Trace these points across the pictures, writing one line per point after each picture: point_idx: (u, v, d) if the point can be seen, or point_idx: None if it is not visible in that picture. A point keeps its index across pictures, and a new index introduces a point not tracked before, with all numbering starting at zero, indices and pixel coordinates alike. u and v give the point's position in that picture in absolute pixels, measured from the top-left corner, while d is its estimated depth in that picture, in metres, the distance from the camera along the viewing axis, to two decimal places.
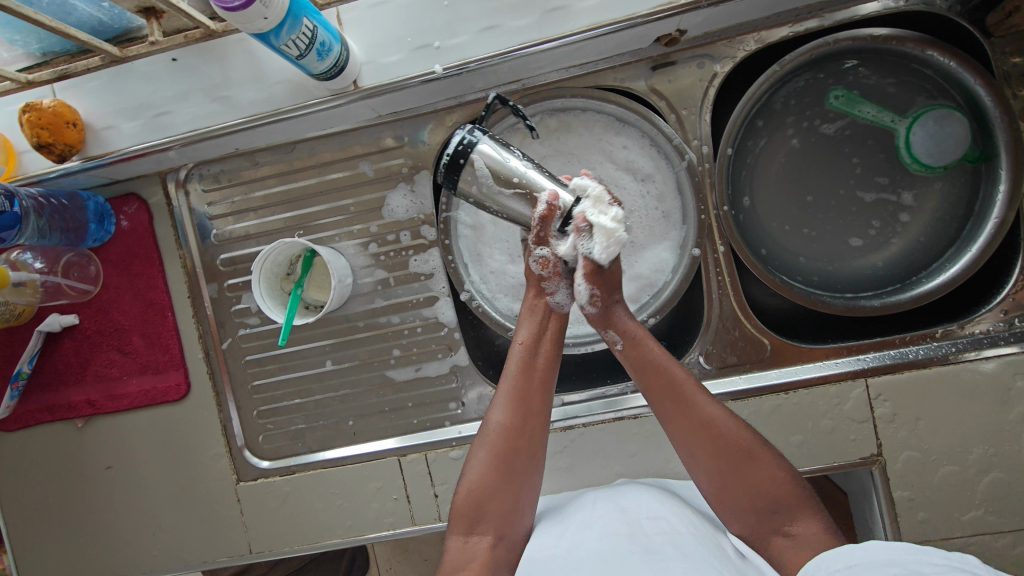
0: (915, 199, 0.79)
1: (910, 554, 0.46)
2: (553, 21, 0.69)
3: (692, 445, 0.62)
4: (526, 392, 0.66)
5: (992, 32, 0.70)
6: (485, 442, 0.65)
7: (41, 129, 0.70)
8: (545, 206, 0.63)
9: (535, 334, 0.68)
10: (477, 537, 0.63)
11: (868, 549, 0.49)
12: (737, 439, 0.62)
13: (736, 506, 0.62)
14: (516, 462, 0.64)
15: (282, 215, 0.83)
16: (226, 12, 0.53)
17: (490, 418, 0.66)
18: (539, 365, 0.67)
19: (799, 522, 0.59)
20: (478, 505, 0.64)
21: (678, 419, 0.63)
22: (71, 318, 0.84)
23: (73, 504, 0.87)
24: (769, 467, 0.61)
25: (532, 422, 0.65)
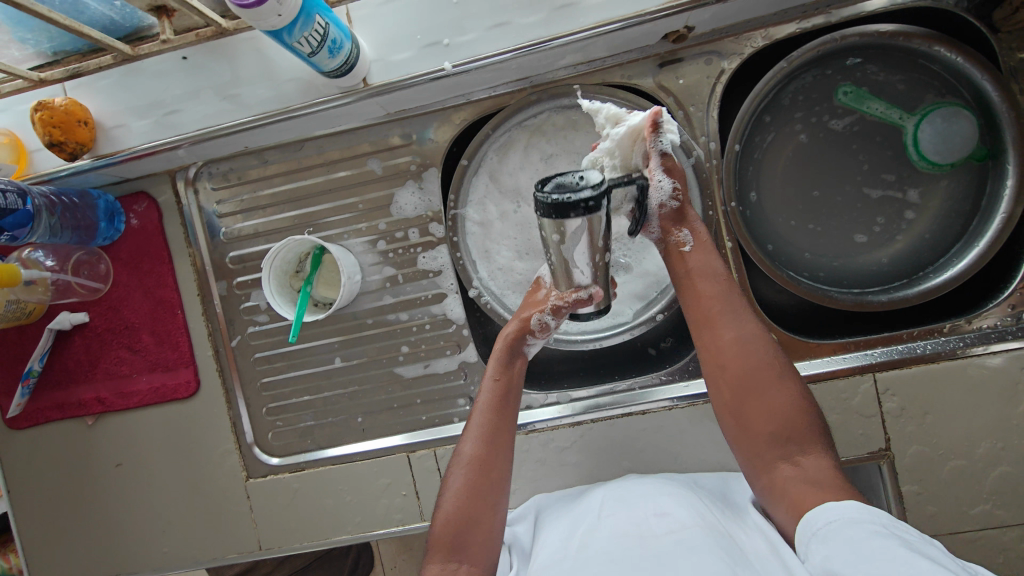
0: (922, 195, 0.79)
1: (887, 519, 0.53)
2: (562, 18, 0.69)
3: (727, 366, 0.65)
4: (496, 424, 0.69)
5: (999, 27, 0.70)
6: (458, 471, 0.68)
7: (54, 128, 0.70)
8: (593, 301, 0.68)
9: (508, 370, 0.72)
10: (455, 562, 0.63)
11: (846, 507, 0.55)
12: (767, 366, 0.65)
13: (753, 425, 0.64)
14: (487, 490, 0.67)
15: (290, 213, 0.84)
16: (241, 9, 0.53)
17: (463, 449, 0.69)
18: (506, 397, 0.70)
19: (809, 455, 0.62)
20: (455, 531, 0.65)
21: (721, 325, 0.67)
22: (82, 315, 0.85)
23: (83, 501, 0.87)
24: (786, 398, 0.64)
25: (501, 451, 0.68)
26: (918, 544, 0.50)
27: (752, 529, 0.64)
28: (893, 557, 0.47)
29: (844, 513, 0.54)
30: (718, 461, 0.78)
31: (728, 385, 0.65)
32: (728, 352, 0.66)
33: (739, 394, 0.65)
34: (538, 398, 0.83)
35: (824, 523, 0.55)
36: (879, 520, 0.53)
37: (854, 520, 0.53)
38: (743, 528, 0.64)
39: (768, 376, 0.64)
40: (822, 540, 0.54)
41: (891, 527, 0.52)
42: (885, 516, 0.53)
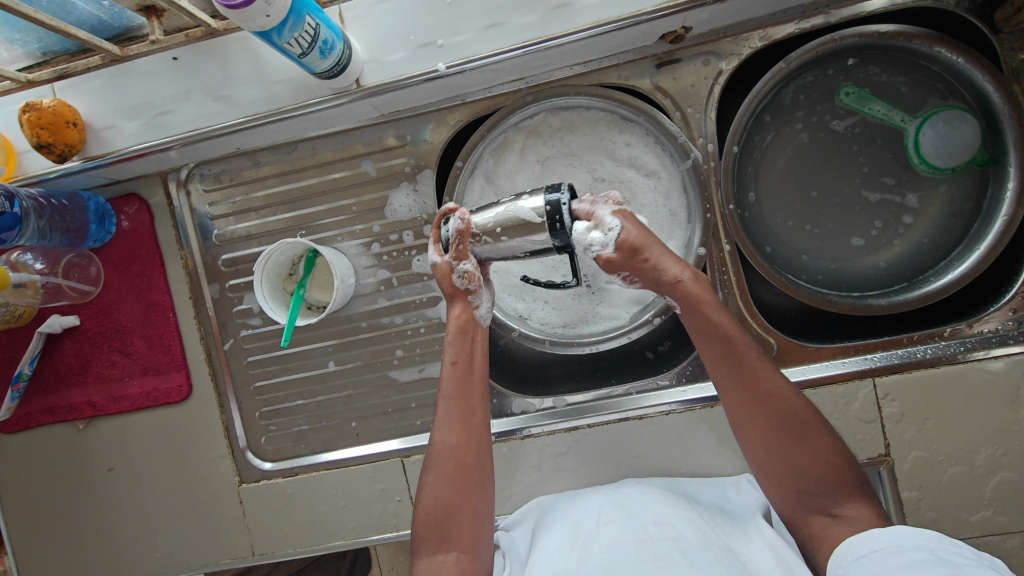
0: (921, 200, 0.78)
1: (938, 543, 0.49)
2: (558, 18, 0.68)
3: (749, 414, 0.61)
4: (465, 411, 0.65)
5: (1001, 28, 0.69)
6: (434, 466, 0.64)
7: (41, 129, 0.69)
8: (461, 223, 0.65)
9: (465, 351, 0.67)
10: (446, 554, 0.61)
11: (894, 534, 0.52)
12: (795, 412, 0.60)
13: (786, 481, 0.60)
14: (468, 480, 0.63)
15: (283, 215, 0.83)
16: (229, 10, 0.52)
17: (435, 441, 0.65)
18: (471, 379, 0.67)
19: (847, 503, 0.58)
20: (440, 523, 0.62)
21: (733, 386, 0.62)
22: (72, 319, 0.84)
23: (75, 506, 0.86)
24: (818, 444, 0.59)
25: (474, 436, 0.65)
26: (967, 566, 0.46)
27: (758, 539, 0.62)
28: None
29: (890, 539, 0.51)
30: (715, 466, 0.78)
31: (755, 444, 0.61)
32: (746, 398, 0.61)
33: (766, 441, 0.61)
34: (534, 403, 0.82)
35: (867, 550, 0.52)
36: (926, 545, 0.49)
37: (899, 548, 0.50)
38: (744, 539, 0.63)
39: (796, 421, 0.60)
40: (864, 567, 0.51)
41: (940, 552, 0.48)
42: (934, 539, 0.50)
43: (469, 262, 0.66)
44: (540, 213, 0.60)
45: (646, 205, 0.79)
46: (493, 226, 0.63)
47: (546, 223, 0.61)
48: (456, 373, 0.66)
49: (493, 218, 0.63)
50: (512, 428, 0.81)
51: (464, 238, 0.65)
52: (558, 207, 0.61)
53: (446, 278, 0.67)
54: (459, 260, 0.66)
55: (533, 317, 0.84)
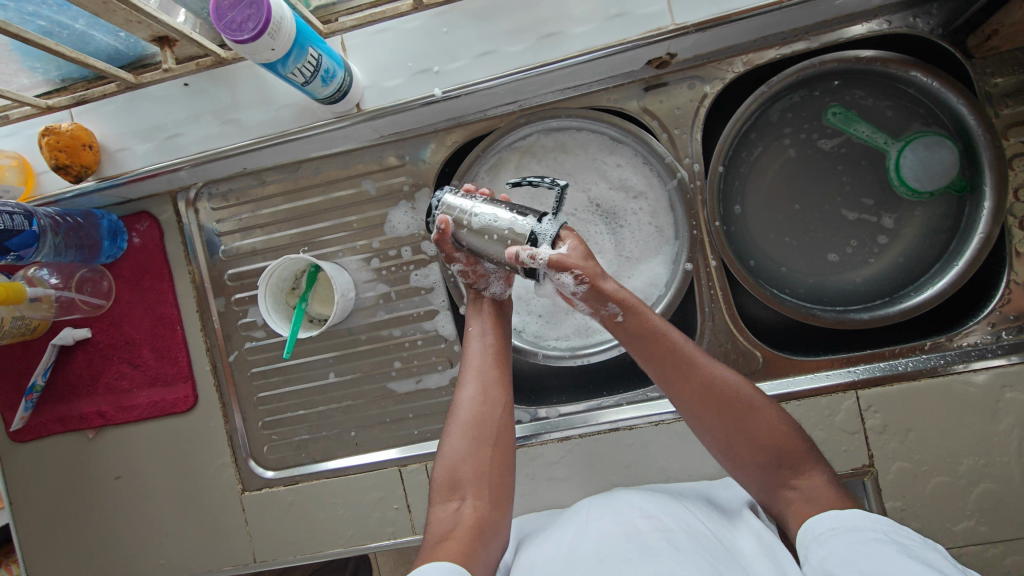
0: (897, 221, 0.81)
1: (888, 526, 0.52)
2: (549, 46, 0.71)
3: (696, 404, 0.62)
4: (486, 368, 0.69)
5: (973, 54, 0.72)
6: (456, 418, 0.67)
7: (59, 152, 0.73)
8: (438, 231, 0.67)
9: (483, 316, 0.72)
10: (460, 502, 0.62)
11: (850, 514, 0.54)
12: (738, 394, 0.62)
13: (745, 461, 0.61)
14: (487, 429, 0.66)
15: (289, 232, 0.86)
16: (236, 44, 0.56)
17: (458, 394, 0.68)
18: (491, 337, 0.71)
19: (806, 474, 0.60)
20: (456, 471, 0.64)
21: (679, 384, 0.63)
22: (84, 331, 0.87)
23: (83, 513, 0.89)
24: (768, 419, 0.61)
25: (497, 392, 0.68)
26: (916, 549, 0.49)
27: (745, 531, 0.63)
28: (886, 561, 0.47)
29: (845, 520, 0.53)
30: (705, 477, 0.79)
31: (712, 430, 0.62)
32: (693, 389, 0.62)
33: (721, 427, 0.62)
34: (528, 413, 0.85)
35: (826, 528, 0.54)
36: (879, 527, 0.52)
37: (853, 527, 0.52)
38: (733, 530, 0.64)
39: (744, 402, 0.62)
40: (822, 544, 0.53)
41: (891, 534, 0.51)
42: (886, 522, 0.53)
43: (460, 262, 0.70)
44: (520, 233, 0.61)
45: (633, 223, 0.83)
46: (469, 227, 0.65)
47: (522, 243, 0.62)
48: (480, 332, 0.71)
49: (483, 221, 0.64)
50: None
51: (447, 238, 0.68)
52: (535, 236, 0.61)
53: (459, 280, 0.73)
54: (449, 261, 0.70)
55: (527, 330, 0.86)
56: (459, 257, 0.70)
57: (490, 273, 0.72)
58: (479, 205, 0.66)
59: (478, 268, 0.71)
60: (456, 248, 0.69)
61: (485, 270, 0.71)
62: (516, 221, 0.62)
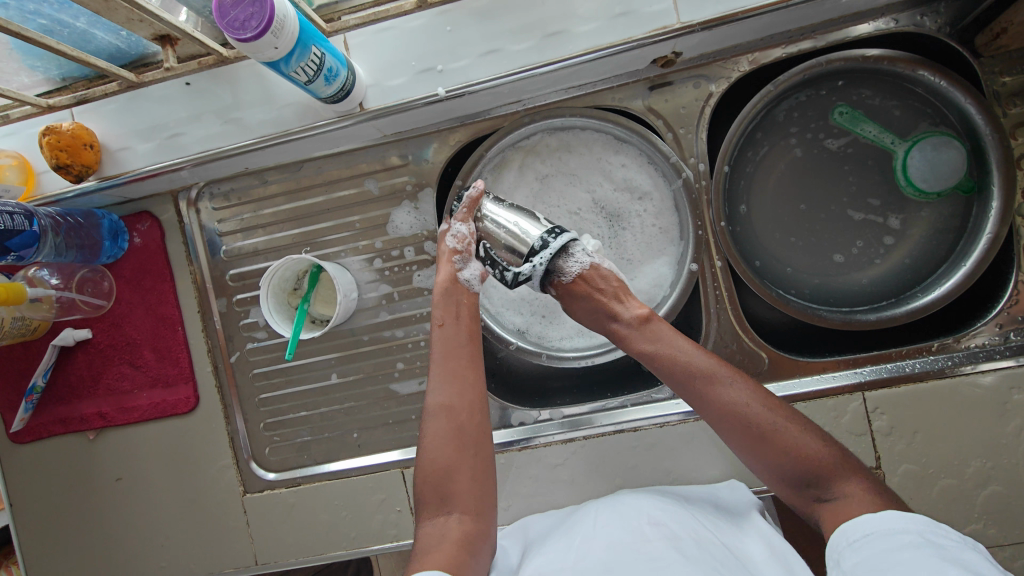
0: (904, 222, 0.80)
1: (924, 525, 0.51)
2: (553, 45, 0.71)
3: (717, 424, 0.63)
4: (455, 371, 0.68)
5: (981, 52, 0.72)
6: (432, 427, 0.65)
7: (60, 151, 0.72)
8: (471, 193, 0.75)
9: (450, 313, 0.71)
10: (446, 516, 0.61)
11: (884, 516, 0.53)
12: (759, 414, 0.61)
13: (775, 477, 0.61)
14: (467, 436, 0.65)
15: (291, 232, 0.86)
16: (239, 42, 0.56)
17: (429, 402, 0.66)
18: (460, 337, 0.69)
19: (838, 486, 0.58)
20: (440, 483, 0.63)
21: (699, 405, 0.64)
22: (85, 332, 0.86)
23: (84, 515, 0.89)
24: (791, 438, 0.60)
25: (470, 395, 0.66)
26: (954, 550, 0.48)
27: (754, 535, 0.63)
28: (922, 565, 0.46)
29: (878, 524, 0.52)
30: (710, 479, 0.79)
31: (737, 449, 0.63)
32: (711, 414, 0.63)
33: (743, 448, 0.62)
34: (532, 414, 0.84)
35: (860, 534, 0.52)
36: (914, 528, 0.50)
37: (888, 531, 0.51)
38: (742, 536, 0.63)
39: (764, 424, 0.60)
40: (857, 551, 0.52)
41: (927, 534, 0.50)
42: (920, 521, 0.51)
43: (466, 226, 0.75)
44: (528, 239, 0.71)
45: (637, 223, 0.82)
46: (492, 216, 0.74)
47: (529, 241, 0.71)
48: (444, 333, 0.69)
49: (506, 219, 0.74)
50: (512, 439, 0.83)
51: (474, 205, 0.75)
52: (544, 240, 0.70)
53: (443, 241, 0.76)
54: (460, 220, 0.75)
55: (531, 330, 0.86)
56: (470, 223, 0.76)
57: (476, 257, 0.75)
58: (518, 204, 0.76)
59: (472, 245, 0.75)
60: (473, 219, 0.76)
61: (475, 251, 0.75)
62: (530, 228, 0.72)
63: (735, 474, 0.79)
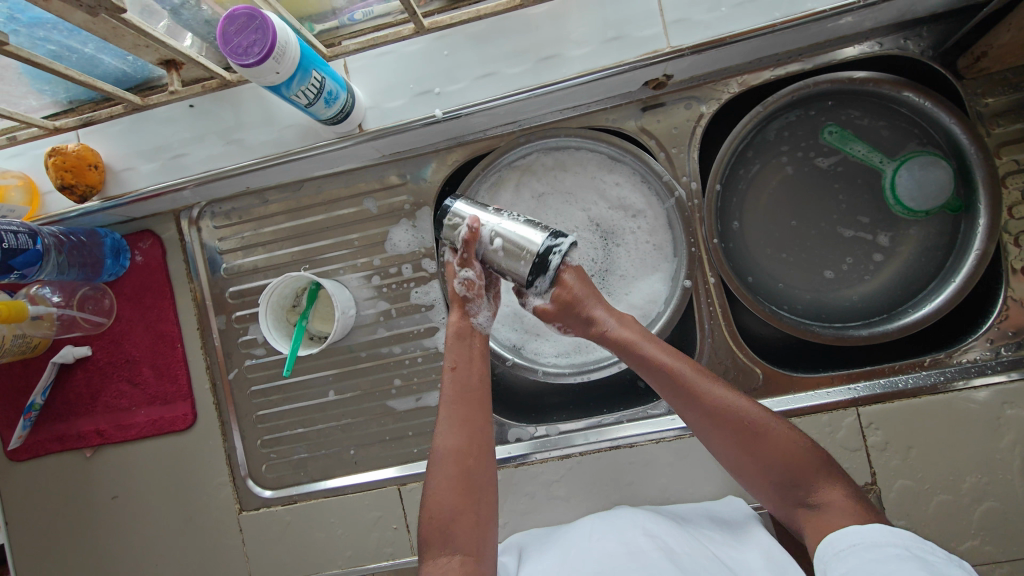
0: (893, 239, 0.82)
1: (912, 541, 0.51)
2: (547, 68, 0.73)
3: (704, 424, 0.63)
4: (464, 414, 0.66)
5: (964, 75, 0.74)
6: (440, 471, 0.64)
7: (65, 172, 0.74)
8: (467, 229, 0.66)
9: (463, 357, 0.69)
10: (449, 556, 0.60)
11: (871, 530, 0.53)
12: (745, 415, 0.61)
13: (761, 480, 0.61)
14: (473, 480, 0.64)
15: (290, 249, 0.87)
16: (242, 67, 0.58)
17: (438, 446, 0.65)
18: (472, 382, 0.68)
19: (822, 491, 0.59)
20: (444, 525, 0.62)
21: (686, 405, 0.63)
22: (85, 349, 0.87)
23: (79, 534, 0.88)
24: (778, 440, 0.60)
25: (477, 439, 0.66)
26: (940, 565, 0.48)
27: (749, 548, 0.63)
28: None
29: (865, 536, 0.53)
30: (706, 496, 0.79)
31: (726, 449, 0.62)
32: (695, 413, 0.63)
33: (728, 449, 0.62)
34: (528, 430, 0.84)
35: (847, 544, 0.53)
36: (900, 543, 0.51)
37: (875, 543, 0.52)
38: (740, 547, 0.63)
39: (751, 424, 0.61)
40: (842, 561, 0.52)
41: (914, 549, 0.50)
42: (908, 537, 0.52)
43: (473, 271, 0.69)
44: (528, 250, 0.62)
45: (631, 241, 0.83)
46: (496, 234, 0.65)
47: (528, 257, 0.62)
48: (455, 377, 0.68)
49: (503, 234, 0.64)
50: (509, 456, 0.83)
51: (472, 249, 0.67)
52: (547, 250, 0.62)
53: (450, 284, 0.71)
54: (462, 267, 0.69)
55: (527, 347, 0.87)
56: (473, 267, 0.69)
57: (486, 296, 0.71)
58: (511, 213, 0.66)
59: (480, 287, 0.70)
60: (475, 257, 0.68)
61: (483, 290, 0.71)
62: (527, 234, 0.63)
63: (732, 490, 0.79)
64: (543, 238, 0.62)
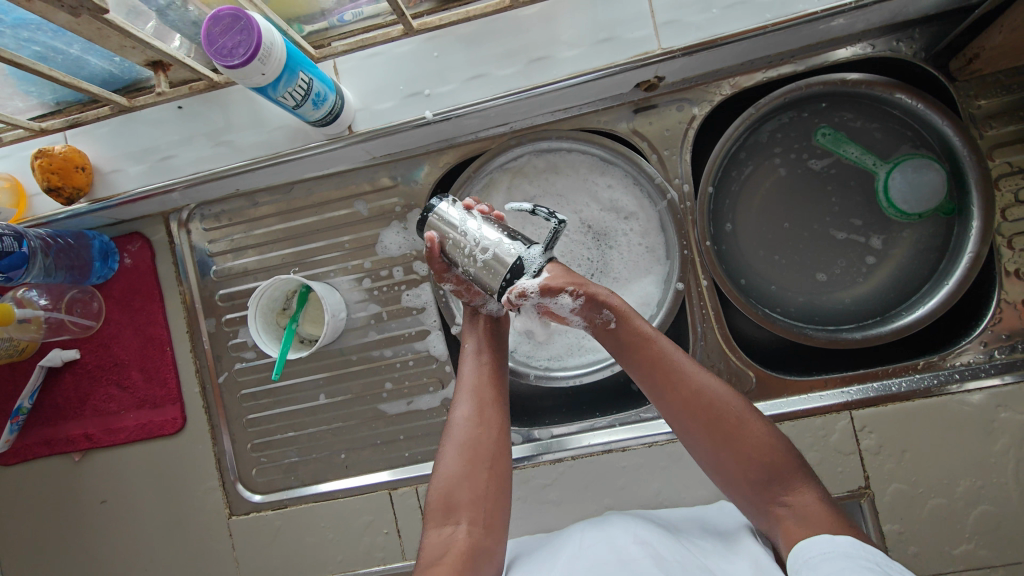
0: (886, 242, 0.81)
1: (883, 559, 0.51)
2: (538, 70, 0.73)
3: (684, 414, 0.62)
4: (481, 387, 0.68)
5: (956, 77, 0.74)
6: (452, 440, 0.66)
7: (52, 174, 0.73)
8: (427, 248, 0.67)
9: (479, 335, 0.72)
10: (453, 527, 0.62)
11: (842, 541, 0.53)
12: (727, 405, 0.62)
13: (736, 475, 0.61)
14: (483, 451, 0.65)
15: (280, 252, 0.86)
16: (226, 69, 0.57)
17: (453, 415, 0.68)
18: (489, 355, 0.71)
19: (794, 489, 0.59)
20: (452, 494, 0.63)
21: (667, 393, 0.63)
22: (73, 352, 0.86)
23: (67, 539, 0.87)
24: (753, 430, 0.61)
25: (492, 409, 0.67)
26: None
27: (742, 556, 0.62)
28: None
29: (836, 546, 0.52)
30: (699, 500, 0.78)
31: (704, 440, 0.61)
32: (675, 402, 0.62)
33: (705, 442, 0.61)
34: (520, 434, 0.83)
35: (817, 553, 0.53)
36: (872, 558, 0.50)
37: (847, 553, 0.51)
38: (733, 556, 0.62)
39: (732, 414, 0.61)
40: (812, 569, 0.52)
41: (884, 565, 0.50)
42: (880, 555, 0.51)
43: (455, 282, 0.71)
44: (505, 259, 0.61)
45: (623, 243, 0.83)
46: (458, 244, 0.64)
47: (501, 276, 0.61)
48: (475, 351, 0.71)
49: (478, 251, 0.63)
50: None
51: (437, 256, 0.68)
52: (521, 258, 0.61)
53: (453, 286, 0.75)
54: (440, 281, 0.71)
55: (520, 350, 0.86)
56: (449, 277, 0.71)
57: (480, 293, 0.71)
58: (482, 226, 0.64)
59: (467, 288, 0.71)
60: (444, 266, 0.69)
61: (474, 289, 0.71)
62: (502, 243, 0.62)
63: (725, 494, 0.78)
64: (517, 249, 0.61)
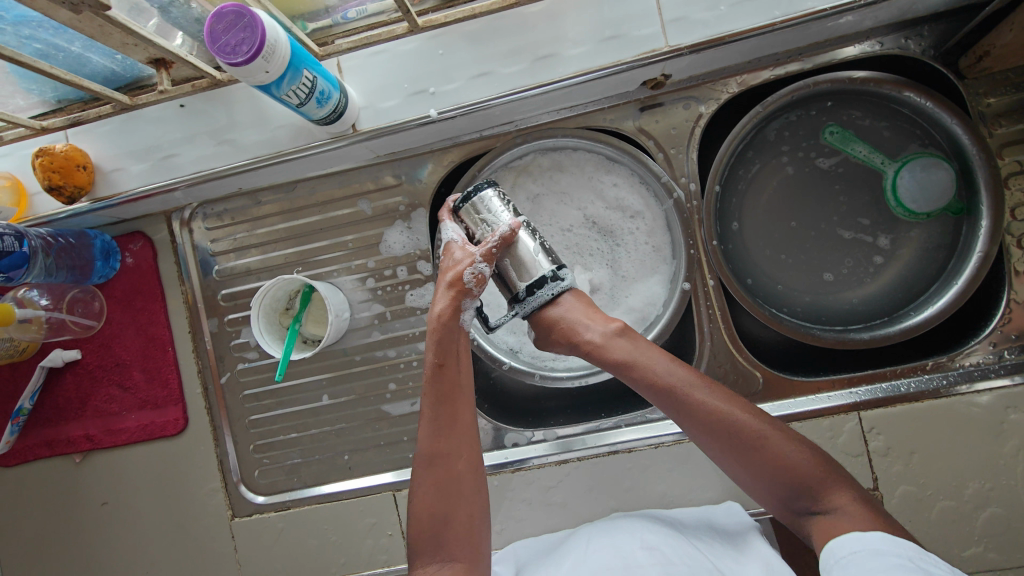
0: (893, 241, 0.81)
1: (915, 552, 0.50)
2: (544, 67, 0.72)
3: (704, 436, 0.62)
4: (450, 414, 0.64)
5: (966, 74, 0.73)
6: (427, 476, 0.63)
7: (53, 172, 0.72)
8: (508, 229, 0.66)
9: (449, 353, 0.65)
10: (441, 562, 0.60)
11: (872, 537, 0.52)
12: (745, 424, 0.60)
13: (767, 491, 0.60)
14: (461, 484, 0.62)
15: (283, 251, 0.85)
16: (230, 66, 0.57)
17: (421, 449, 0.64)
18: (456, 379, 0.65)
19: (828, 499, 0.58)
20: (435, 532, 0.61)
21: (684, 417, 0.62)
22: (74, 353, 0.86)
23: (68, 541, 0.87)
24: (776, 446, 0.59)
25: (462, 438, 0.64)
26: None
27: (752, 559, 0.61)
28: None
29: (866, 544, 0.52)
30: (706, 502, 0.78)
31: (730, 461, 0.61)
32: (694, 424, 0.62)
33: (732, 461, 0.61)
34: (525, 435, 0.82)
35: (847, 552, 0.52)
36: (904, 554, 0.50)
37: (877, 552, 0.51)
38: (742, 559, 0.62)
39: (752, 432, 0.60)
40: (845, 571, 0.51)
41: (916, 560, 0.49)
42: (910, 548, 0.51)
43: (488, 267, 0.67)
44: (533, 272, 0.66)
45: (629, 242, 0.82)
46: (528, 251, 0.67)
47: (528, 278, 0.67)
48: (440, 374, 0.65)
49: (512, 251, 0.67)
50: (504, 461, 0.82)
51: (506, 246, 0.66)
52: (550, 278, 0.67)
53: (459, 267, 0.67)
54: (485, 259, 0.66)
55: (525, 350, 0.85)
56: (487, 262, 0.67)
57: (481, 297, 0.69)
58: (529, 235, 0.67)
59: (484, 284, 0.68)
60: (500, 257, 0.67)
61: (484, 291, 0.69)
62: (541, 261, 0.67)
63: (732, 496, 0.77)
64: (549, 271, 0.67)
